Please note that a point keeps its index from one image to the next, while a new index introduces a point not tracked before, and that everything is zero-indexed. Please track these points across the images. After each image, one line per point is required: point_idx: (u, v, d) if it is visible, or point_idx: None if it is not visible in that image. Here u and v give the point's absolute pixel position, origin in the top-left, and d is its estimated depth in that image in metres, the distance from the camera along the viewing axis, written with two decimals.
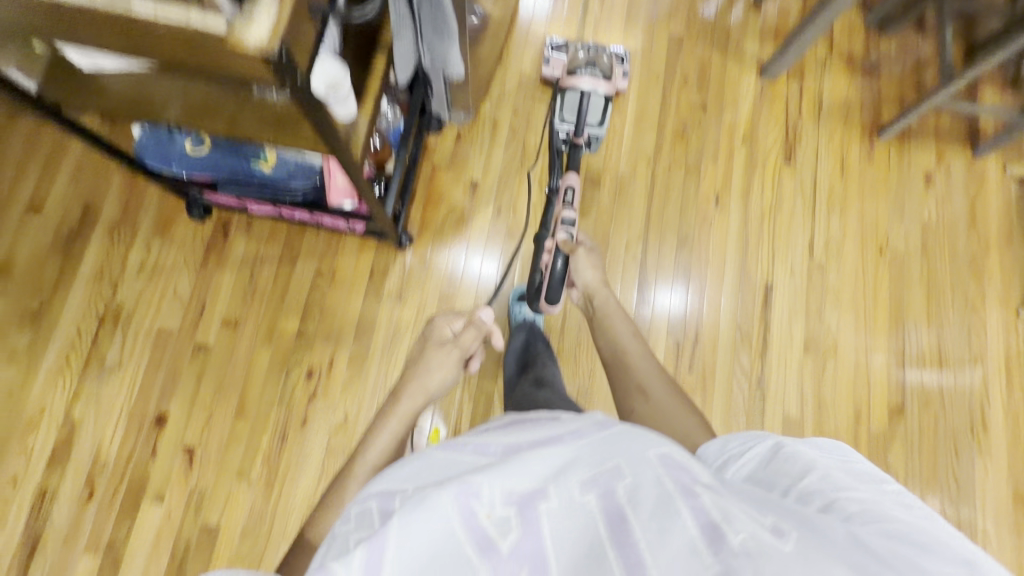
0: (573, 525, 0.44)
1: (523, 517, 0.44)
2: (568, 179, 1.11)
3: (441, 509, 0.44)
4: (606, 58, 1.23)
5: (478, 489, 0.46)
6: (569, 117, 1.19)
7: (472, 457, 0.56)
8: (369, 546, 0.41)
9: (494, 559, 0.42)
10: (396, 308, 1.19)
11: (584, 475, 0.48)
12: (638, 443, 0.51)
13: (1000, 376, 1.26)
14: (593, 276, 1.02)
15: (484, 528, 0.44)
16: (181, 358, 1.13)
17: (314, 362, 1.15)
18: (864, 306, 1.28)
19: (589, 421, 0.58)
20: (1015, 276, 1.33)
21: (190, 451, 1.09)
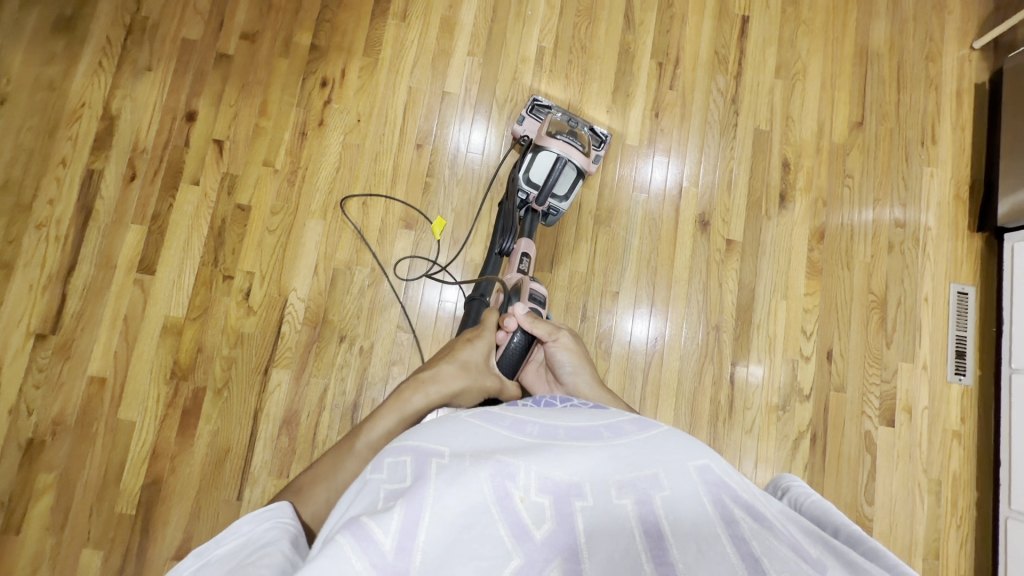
0: (607, 526, 0.44)
1: (558, 508, 0.44)
2: (524, 247, 1.13)
3: (475, 486, 0.44)
4: (586, 132, 1.19)
5: (515, 472, 0.46)
6: (536, 181, 1.16)
7: (511, 436, 0.53)
8: (407, 506, 0.41)
9: (528, 545, 0.42)
10: (401, 28, 1.29)
11: (623, 475, 0.48)
12: (677, 450, 0.51)
13: (952, 100, 1.39)
14: (581, 378, 0.92)
15: (519, 513, 0.44)
16: (206, 64, 1.23)
17: (328, 72, 1.25)
18: (834, 36, 1.38)
19: (625, 420, 0.58)
20: (974, 16, 1.43)
21: (219, 142, 1.21)
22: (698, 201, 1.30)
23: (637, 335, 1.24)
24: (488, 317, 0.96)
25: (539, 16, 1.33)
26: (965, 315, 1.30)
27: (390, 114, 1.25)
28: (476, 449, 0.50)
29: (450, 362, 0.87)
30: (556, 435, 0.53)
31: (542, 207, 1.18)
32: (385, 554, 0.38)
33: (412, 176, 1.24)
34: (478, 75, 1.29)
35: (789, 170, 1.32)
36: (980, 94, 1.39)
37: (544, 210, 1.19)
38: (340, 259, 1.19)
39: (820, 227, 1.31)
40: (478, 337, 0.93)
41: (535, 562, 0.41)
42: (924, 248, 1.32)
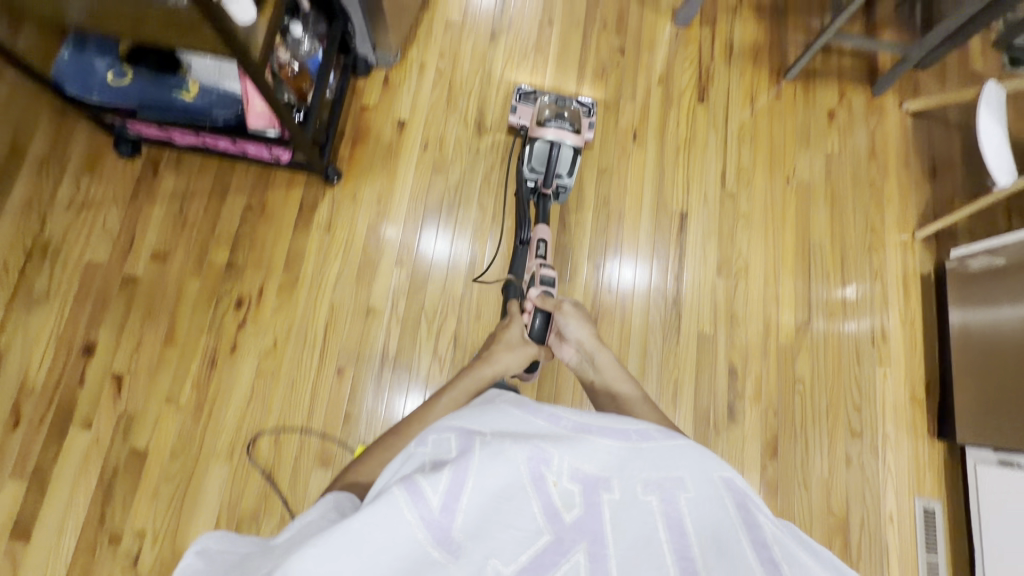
0: (630, 512, 0.51)
1: (587, 496, 0.52)
2: (539, 234, 1.20)
3: (514, 466, 0.51)
4: (573, 110, 1.25)
5: (550, 458, 0.53)
6: (538, 166, 1.22)
7: (547, 424, 0.60)
8: (454, 470, 0.49)
9: (558, 525, 0.50)
10: (324, 239, 1.23)
11: (650, 474, 0.55)
12: (697, 460, 0.58)
13: (898, 291, 1.35)
14: (584, 331, 1.01)
15: (551, 494, 0.51)
16: (111, 289, 1.15)
17: (243, 291, 1.18)
18: (773, 229, 1.36)
19: (652, 426, 0.63)
20: (912, 202, 1.42)
21: (118, 377, 1.11)
22: (648, 334, 1.26)
23: None
24: (510, 305, 1.11)
25: (471, 220, 1.29)
26: (934, 534, 1.21)
27: (309, 335, 1.17)
28: (515, 432, 0.58)
29: (500, 343, 0.99)
30: (589, 430, 0.59)
31: (551, 188, 1.22)
32: (433, 511, 0.47)
33: (330, 404, 1.14)
34: (405, 287, 1.23)
35: (736, 376, 1.25)
36: (926, 285, 1.36)
37: (554, 190, 1.23)
38: (245, 508, 1.07)
39: (772, 439, 1.23)
40: (511, 319, 1.06)
41: (564, 541, 0.49)
42: (883, 458, 1.24)
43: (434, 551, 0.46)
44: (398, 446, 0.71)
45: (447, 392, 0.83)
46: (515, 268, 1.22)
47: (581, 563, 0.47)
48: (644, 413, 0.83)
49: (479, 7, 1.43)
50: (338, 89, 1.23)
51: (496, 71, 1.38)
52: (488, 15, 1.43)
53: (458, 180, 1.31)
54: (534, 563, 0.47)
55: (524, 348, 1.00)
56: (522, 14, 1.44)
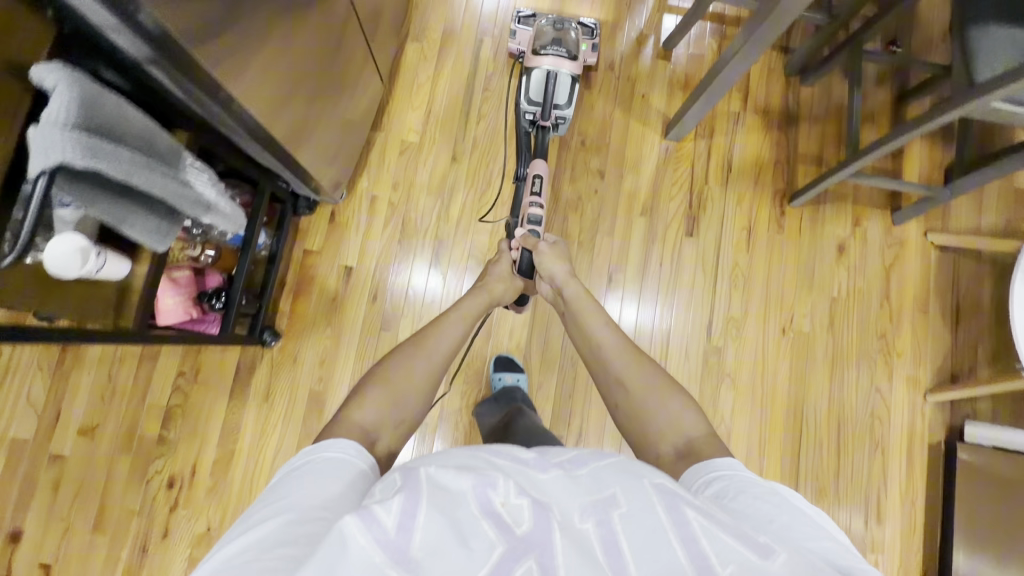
0: (579, 541, 0.40)
1: (535, 513, 0.40)
2: (536, 169, 1.13)
3: (456, 498, 0.40)
4: (574, 35, 1.14)
5: (494, 478, 0.42)
6: (535, 98, 1.14)
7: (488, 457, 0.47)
8: (406, 493, 0.39)
9: (507, 537, 0.39)
10: (263, 408, 1.14)
11: (582, 502, 0.43)
12: (633, 470, 0.47)
13: (901, 463, 1.21)
14: (557, 268, 0.98)
15: (498, 518, 0.40)
16: (38, 468, 1.09)
17: (176, 469, 1.11)
18: (762, 389, 1.22)
19: (583, 451, 0.52)
20: (926, 354, 1.25)
21: (47, 566, 1.06)
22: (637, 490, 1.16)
23: None
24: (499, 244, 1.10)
25: None
26: None
27: None
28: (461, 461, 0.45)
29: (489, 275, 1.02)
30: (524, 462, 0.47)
31: (548, 122, 1.14)
32: (388, 535, 0.37)
33: None
34: None
35: None
36: (935, 455, 1.21)
37: (552, 123, 1.16)
38: None
39: None
40: (498, 255, 1.05)
41: (516, 549, 0.38)
42: None
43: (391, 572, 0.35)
44: (416, 358, 0.75)
45: (452, 313, 0.86)
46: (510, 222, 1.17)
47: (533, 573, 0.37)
48: (616, 357, 0.80)
49: (440, 124, 1.27)
50: (271, 245, 1.11)
51: (456, 204, 1.24)
52: (450, 135, 1.26)
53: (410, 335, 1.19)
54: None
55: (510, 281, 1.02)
56: (488, 132, 1.27)
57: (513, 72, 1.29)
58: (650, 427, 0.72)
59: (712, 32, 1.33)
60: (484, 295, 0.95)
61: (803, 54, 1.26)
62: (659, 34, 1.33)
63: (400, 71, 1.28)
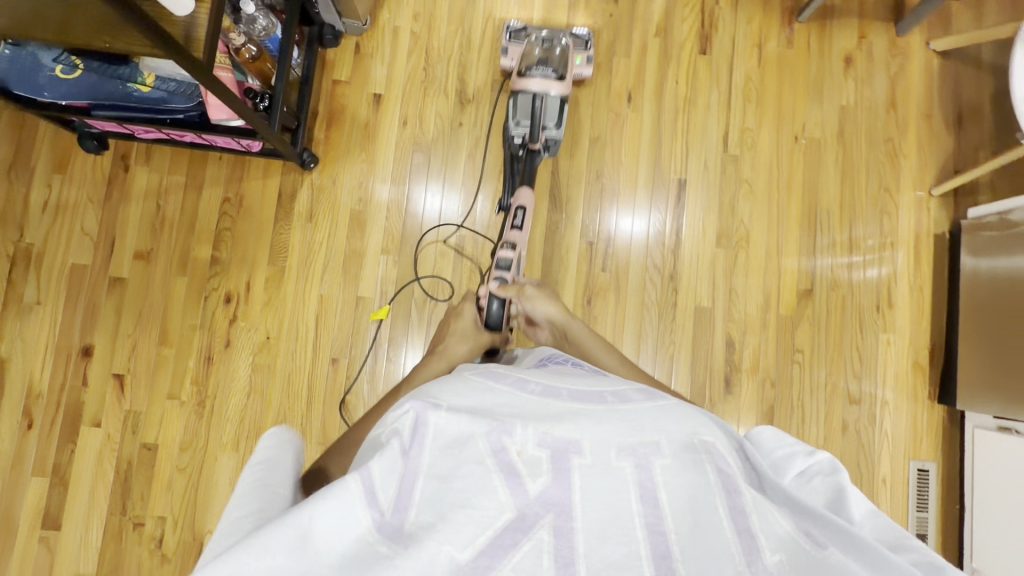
0: (602, 479, 0.48)
1: (554, 461, 0.48)
2: (520, 200, 1.11)
3: (473, 449, 0.48)
4: (560, 51, 1.16)
5: (512, 428, 0.50)
6: (523, 120, 1.15)
7: (514, 390, 0.58)
8: (405, 466, 0.47)
9: (520, 498, 0.46)
10: (307, 229, 1.20)
11: (619, 435, 0.51)
12: (688, 422, 0.54)
13: (909, 255, 1.29)
14: (551, 308, 0.99)
15: (513, 463, 0.48)
16: (99, 290, 1.15)
17: (231, 286, 1.17)
18: (778, 195, 1.29)
19: (632, 390, 0.61)
20: (931, 156, 1.32)
21: (120, 377, 1.13)
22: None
23: None
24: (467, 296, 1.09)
25: (457, 201, 1.23)
26: (925, 497, 1.24)
27: (301, 328, 1.17)
28: (475, 406, 0.54)
29: (452, 335, 1.02)
30: (559, 397, 0.58)
31: (539, 143, 1.16)
32: (385, 515, 0.44)
33: (328, 394, 1.16)
34: (393, 274, 1.20)
35: (733, 350, 1.24)
36: (940, 246, 1.29)
37: (543, 145, 1.17)
38: None
39: (768, 411, 1.24)
40: (463, 307, 1.06)
41: (527, 519, 0.45)
42: (880, 425, 1.25)
43: (382, 547, 0.43)
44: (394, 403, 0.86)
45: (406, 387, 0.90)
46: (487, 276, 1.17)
47: (546, 541, 0.44)
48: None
49: None
50: (303, 65, 1.16)
51: (475, 35, 1.27)
52: None
53: (440, 161, 1.24)
54: (492, 545, 0.43)
55: (476, 338, 1.01)
56: None
57: None
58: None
59: None
60: (443, 359, 0.97)
61: None
62: None
63: None
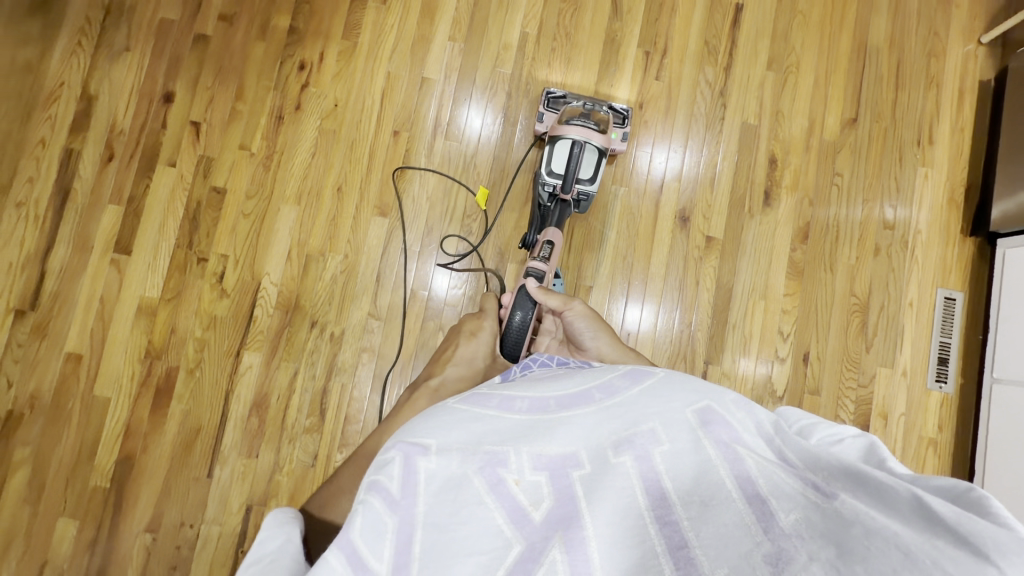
0: (602, 489, 0.42)
1: (554, 485, 0.43)
2: (548, 236, 1.11)
3: (467, 488, 0.42)
4: (602, 114, 1.18)
5: (505, 456, 0.44)
6: (557, 171, 1.15)
7: (499, 411, 0.50)
8: (399, 519, 0.40)
9: (527, 527, 0.41)
10: (381, 13, 1.27)
11: (616, 439, 0.45)
12: (683, 393, 0.48)
13: (952, 98, 1.33)
14: (601, 340, 0.97)
15: (514, 497, 0.42)
16: (185, 45, 1.23)
17: (306, 56, 1.24)
18: (829, 31, 1.34)
19: (618, 373, 0.53)
20: (982, 8, 1.36)
21: (196, 125, 1.21)
22: (654, 349, 1.23)
23: (627, 329, 1.24)
24: (487, 302, 1.09)
25: (522, 3, 1.29)
26: (950, 323, 1.27)
27: (367, 101, 1.24)
28: (465, 436, 0.46)
29: (454, 364, 1.01)
30: (547, 407, 0.50)
31: (570, 195, 1.16)
32: None
33: (388, 163, 1.22)
34: (458, 62, 1.26)
35: (775, 167, 1.29)
36: (983, 92, 1.34)
37: (574, 197, 1.17)
38: (313, 246, 1.20)
39: (803, 228, 1.28)
40: (479, 326, 1.06)
41: (536, 547, 0.40)
42: (911, 252, 1.28)
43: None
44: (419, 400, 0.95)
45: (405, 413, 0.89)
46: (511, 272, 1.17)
47: (560, 562, 0.38)
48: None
49: None
50: None
51: None
52: None
53: None
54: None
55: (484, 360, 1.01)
56: None
57: None
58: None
59: None
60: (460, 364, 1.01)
61: None
62: None
63: None
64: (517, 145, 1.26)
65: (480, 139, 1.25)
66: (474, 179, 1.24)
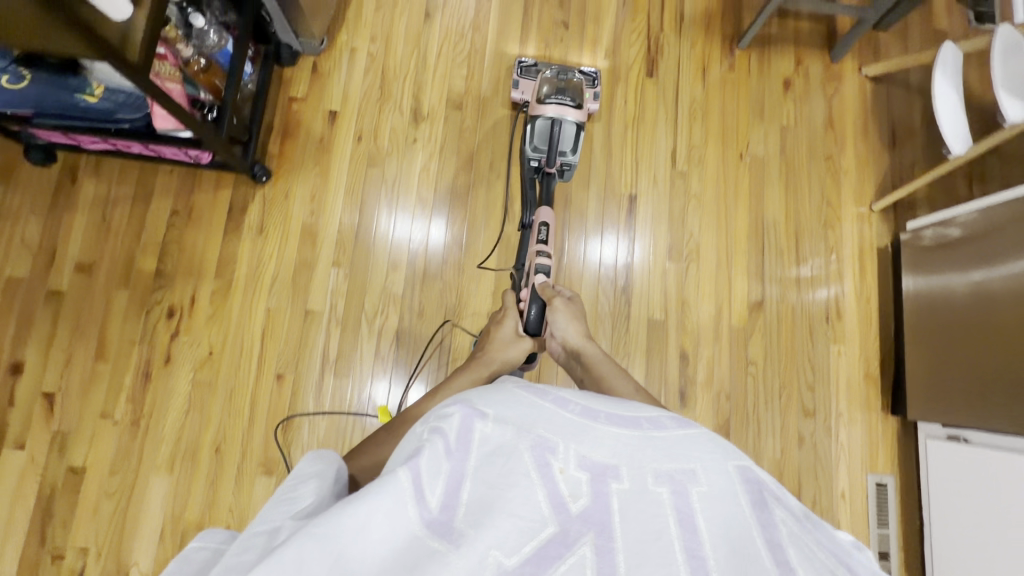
0: (642, 505, 0.42)
1: (595, 486, 0.43)
2: (542, 217, 1.13)
3: (517, 462, 0.43)
4: (577, 83, 1.21)
5: (554, 444, 0.45)
6: (540, 146, 1.18)
7: (554, 405, 0.51)
8: (451, 472, 0.42)
9: (563, 514, 0.41)
10: (257, 242, 1.19)
11: (661, 466, 0.46)
12: (726, 447, 0.50)
13: (854, 266, 1.32)
14: (570, 328, 0.97)
15: (557, 484, 0.43)
16: (36, 303, 1.11)
17: (175, 301, 1.15)
18: (726, 209, 1.32)
19: (664, 415, 0.55)
20: (870, 173, 1.37)
21: (50, 396, 1.08)
22: None
23: None
24: (507, 297, 1.09)
25: (409, 214, 1.24)
26: (885, 511, 1.21)
27: (245, 343, 1.14)
28: (520, 414, 0.48)
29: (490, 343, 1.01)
30: (598, 418, 0.51)
31: (554, 166, 1.18)
32: (430, 517, 0.39)
33: (271, 411, 1.12)
34: (344, 288, 1.19)
35: (687, 362, 1.24)
36: (882, 258, 1.33)
37: (558, 168, 1.19)
38: (189, 519, 1.07)
39: (724, 424, 1.22)
40: (505, 313, 1.05)
41: (569, 533, 0.40)
42: (836, 437, 1.24)
43: (432, 543, 0.38)
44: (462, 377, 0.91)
45: (436, 392, 0.86)
46: (519, 259, 1.17)
47: (588, 558, 0.39)
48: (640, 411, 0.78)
49: None
50: (257, 79, 1.17)
51: (432, 54, 1.31)
52: None
53: (395, 175, 1.25)
54: (538, 555, 0.38)
55: (517, 344, 0.99)
56: None
57: None
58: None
59: None
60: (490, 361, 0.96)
61: None
62: None
63: None
64: (419, 372, 1.17)
65: (429, 253, 1.22)
66: (370, 415, 1.14)
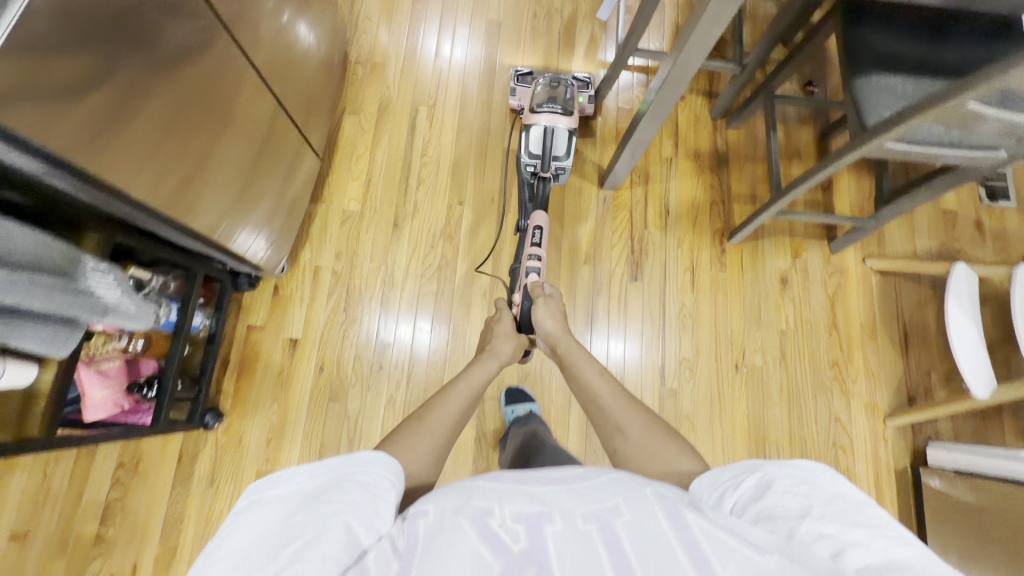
0: (574, 549, 0.44)
1: (533, 535, 0.45)
2: (537, 221, 1.17)
3: (458, 535, 0.44)
4: (567, 92, 1.20)
5: (491, 507, 0.47)
6: (534, 151, 1.17)
7: (485, 482, 0.52)
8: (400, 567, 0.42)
9: (507, 556, 0.43)
10: (207, 497, 1.10)
11: (586, 510, 0.48)
12: (633, 483, 0.52)
13: (871, 497, 1.18)
14: (551, 323, 0.97)
15: (500, 536, 0.44)
16: None
17: (114, 572, 1.05)
18: (720, 431, 1.20)
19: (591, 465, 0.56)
20: (882, 381, 1.25)
21: None
22: None
23: None
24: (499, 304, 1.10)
25: None
26: None
27: None
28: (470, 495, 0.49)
29: (496, 338, 0.99)
30: (527, 481, 0.52)
31: (549, 172, 1.17)
32: None
33: None
34: None
35: None
36: (903, 485, 1.18)
37: (552, 174, 1.19)
38: None
39: None
40: (500, 316, 1.05)
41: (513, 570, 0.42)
42: None
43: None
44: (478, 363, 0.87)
45: (473, 364, 0.86)
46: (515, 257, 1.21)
47: None
48: (612, 404, 0.75)
49: (381, 190, 1.30)
50: (211, 325, 1.10)
51: (400, 268, 1.25)
52: (391, 203, 1.29)
53: (358, 409, 1.16)
54: None
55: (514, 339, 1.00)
56: (427, 198, 1.30)
57: (449, 139, 1.35)
58: (646, 469, 0.65)
59: (638, 82, 1.41)
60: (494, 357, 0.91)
61: (726, 97, 1.33)
62: (587, 88, 1.40)
63: (338, 146, 1.33)
64: None
65: (433, 329, 1.22)
66: None
